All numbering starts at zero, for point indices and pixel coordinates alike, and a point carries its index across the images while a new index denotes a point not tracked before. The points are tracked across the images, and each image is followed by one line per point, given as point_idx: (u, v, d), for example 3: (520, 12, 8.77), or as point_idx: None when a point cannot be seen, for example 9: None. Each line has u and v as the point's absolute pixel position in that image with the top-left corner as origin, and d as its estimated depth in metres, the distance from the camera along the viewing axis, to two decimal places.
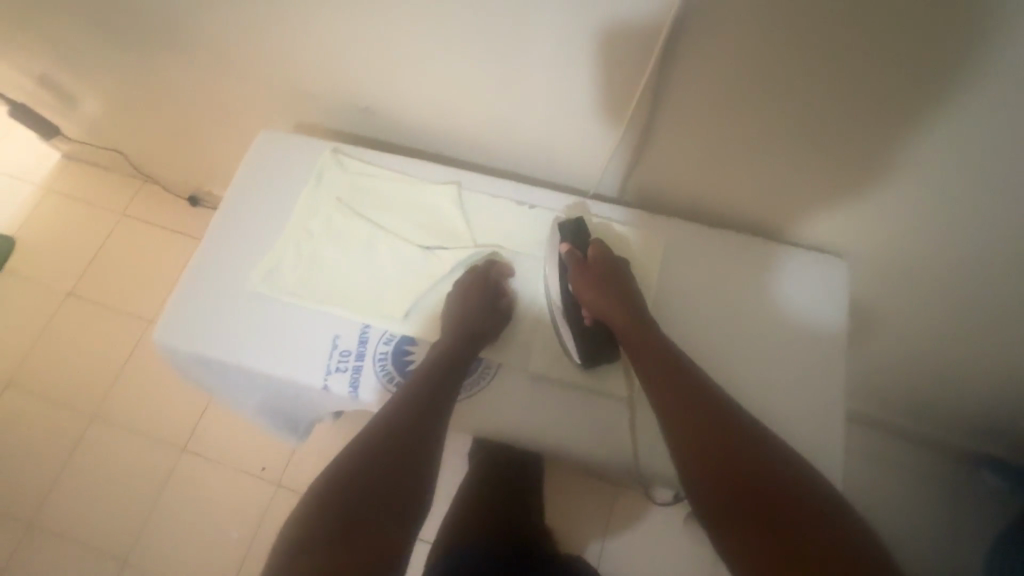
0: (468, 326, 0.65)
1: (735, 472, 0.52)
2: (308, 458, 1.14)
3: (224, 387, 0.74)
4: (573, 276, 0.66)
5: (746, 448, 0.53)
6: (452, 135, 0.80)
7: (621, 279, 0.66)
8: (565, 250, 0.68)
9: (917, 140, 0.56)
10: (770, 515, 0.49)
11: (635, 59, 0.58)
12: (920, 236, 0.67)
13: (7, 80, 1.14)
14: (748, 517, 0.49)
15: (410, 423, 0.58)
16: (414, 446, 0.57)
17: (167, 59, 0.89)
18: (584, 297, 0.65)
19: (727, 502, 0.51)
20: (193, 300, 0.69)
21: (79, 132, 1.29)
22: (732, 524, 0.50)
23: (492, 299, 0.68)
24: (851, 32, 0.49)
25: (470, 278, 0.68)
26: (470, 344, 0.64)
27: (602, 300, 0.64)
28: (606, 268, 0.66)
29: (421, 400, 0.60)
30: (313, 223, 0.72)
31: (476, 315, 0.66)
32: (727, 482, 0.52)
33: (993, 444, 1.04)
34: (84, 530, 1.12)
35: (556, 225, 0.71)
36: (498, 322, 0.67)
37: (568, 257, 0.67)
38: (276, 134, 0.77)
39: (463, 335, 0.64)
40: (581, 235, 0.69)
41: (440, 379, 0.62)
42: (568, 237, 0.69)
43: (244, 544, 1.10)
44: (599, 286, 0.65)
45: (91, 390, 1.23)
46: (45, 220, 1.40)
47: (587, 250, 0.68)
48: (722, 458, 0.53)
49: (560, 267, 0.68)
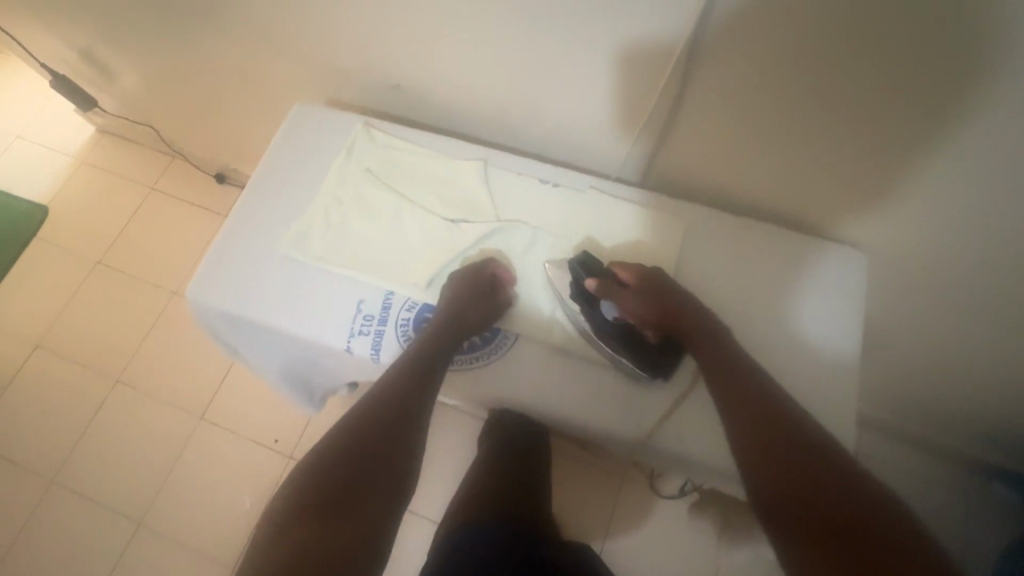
0: (458, 316, 0.65)
1: (777, 454, 0.51)
2: (322, 432, 1.17)
3: (249, 350, 0.77)
4: (621, 301, 0.64)
5: (791, 433, 0.52)
6: (478, 115, 0.82)
7: (664, 289, 0.64)
8: (594, 285, 0.65)
9: (949, 134, 0.55)
10: (810, 497, 0.47)
11: (664, 44, 0.58)
12: (945, 232, 0.66)
13: (50, 52, 1.18)
14: (789, 498, 0.48)
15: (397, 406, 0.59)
16: (400, 428, 0.58)
17: (204, 35, 0.92)
18: (639, 315, 0.63)
19: (770, 483, 0.50)
20: (225, 261, 0.71)
21: (115, 106, 1.33)
22: (775, 505, 0.49)
23: (483, 292, 0.67)
24: (883, 23, 0.48)
25: (464, 272, 0.68)
26: (459, 332, 0.65)
27: (658, 313, 0.63)
28: (649, 283, 0.64)
29: (409, 385, 0.60)
30: (342, 192, 0.74)
31: (464, 308, 0.65)
32: (770, 464, 0.51)
33: (1008, 455, 1.02)
34: (103, 489, 1.15)
35: (569, 268, 0.67)
36: (491, 315, 0.67)
37: (603, 289, 0.64)
38: (313, 107, 0.81)
39: (452, 324, 0.65)
40: (596, 267, 0.67)
41: (429, 366, 0.62)
42: (588, 272, 0.66)
43: (255, 512, 1.12)
44: (652, 301, 0.63)
45: (115, 356, 1.27)
46: (78, 190, 1.45)
47: (611, 276, 0.66)
48: (767, 440, 0.52)
49: (590, 302, 0.66)
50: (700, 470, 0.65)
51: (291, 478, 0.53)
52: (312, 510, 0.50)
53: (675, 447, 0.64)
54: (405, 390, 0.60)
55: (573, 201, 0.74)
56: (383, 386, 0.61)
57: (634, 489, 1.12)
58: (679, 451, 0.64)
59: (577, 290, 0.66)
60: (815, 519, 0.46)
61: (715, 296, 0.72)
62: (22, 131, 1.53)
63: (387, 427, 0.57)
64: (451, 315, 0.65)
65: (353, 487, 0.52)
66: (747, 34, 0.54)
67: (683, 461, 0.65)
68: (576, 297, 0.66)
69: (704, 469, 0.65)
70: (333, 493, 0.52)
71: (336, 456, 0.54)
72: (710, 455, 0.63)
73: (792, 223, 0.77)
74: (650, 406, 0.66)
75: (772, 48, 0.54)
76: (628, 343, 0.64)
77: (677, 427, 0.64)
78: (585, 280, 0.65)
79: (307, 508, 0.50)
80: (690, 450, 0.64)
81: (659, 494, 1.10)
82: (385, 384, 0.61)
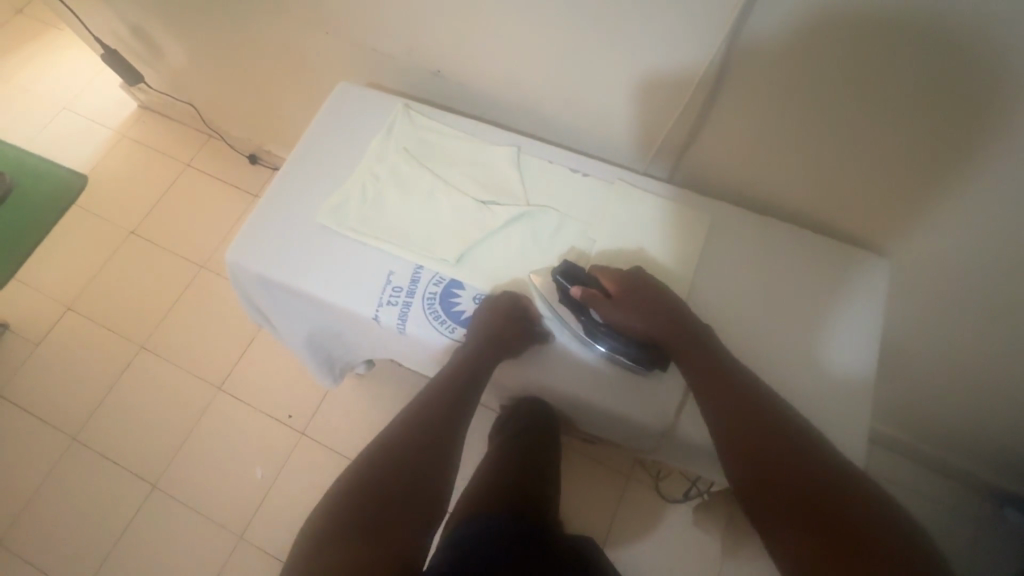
0: (495, 334, 0.67)
1: (771, 458, 0.52)
2: (335, 409, 1.19)
3: (279, 316, 0.79)
4: (606, 308, 0.64)
5: (782, 437, 0.53)
6: (513, 105, 0.84)
7: (651, 291, 0.65)
8: (580, 293, 0.65)
9: (977, 147, 0.56)
10: (802, 494, 0.48)
11: (701, 40, 0.60)
12: (968, 248, 0.66)
13: (106, 27, 1.24)
14: (786, 504, 0.48)
15: (437, 422, 0.61)
16: (444, 436, 0.60)
17: (253, 17, 0.96)
18: (626, 320, 0.64)
19: (767, 491, 0.50)
20: (264, 227, 0.74)
21: (160, 83, 1.38)
22: (773, 513, 0.49)
23: (519, 316, 0.68)
24: (916, 32, 0.50)
25: (497, 301, 0.69)
26: (497, 351, 0.66)
27: (642, 317, 0.63)
28: (632, 288, 0.65)
29: (449, 403, 0.63)
30: (380, 167, 0.77)
31: (502, 327, 0.67)
32: (764, 470, 0.51)
33: (1020, 482, 1.01)
34: (121, 451, 1.19)
35: (554, 279, 0.68)
36: (523, 336, 0.68)
37: (588, 297, 0.65)
38: (357, 87, 0.84)
39: (488, 341, 0.66)
40: (580, 274, 0.67)
41: (467, 385, 0.64)
42: (573, 282, 0.66)
43: (265, 484, 1.14)
44: (635, 306, 0.64)
45: (141, 322, 1.31)
46: (118, 162, 1.50)
47: (595, 284, 0.67)
48: (758, 444, 0.53)
49: (579, 309, 0.66)
50: (710, 458, 0.67)
51: (346, 479, 0.54)
52: (368, 518, 0.49)
53: (685, 436, 0.65)
54: (445, 408, 0.62)
55: (600, 189, 0.77)
56: (425, 405, 0.63)
57: (637, 489, 1.12)
58: (689, 439, 0.65)
59: (565, 300, 0.67)
60: (808, 521, 0.46)
61: (736, 292, 0.73)
62: (69, 103, 1.60)
63: (431, 440, 0.58)
64: (487, 333, 0.67)
65: (406, 488, 0.53)
66: (785, 31, 0.55)
67: (692, 449, 0.66)
68: (566, 306, 0.67)
69: (714, 459, 0.66)
70: (387, 500, 0.51)
71: (386, 460, 0.55)
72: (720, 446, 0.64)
73: (817, 227, 0.78)
74: (664, 395, 0.66)
75: (807, 49, 0.56)
76: (621, 344, 0.64)
77: (690, 419, 0.66)
78: (570, 289, 0.66)
79: (356, 510, 0.50)
80: (700, 439, 0.65)
81: (664, 499, 1.10)
82: (426, 405, 0.63)
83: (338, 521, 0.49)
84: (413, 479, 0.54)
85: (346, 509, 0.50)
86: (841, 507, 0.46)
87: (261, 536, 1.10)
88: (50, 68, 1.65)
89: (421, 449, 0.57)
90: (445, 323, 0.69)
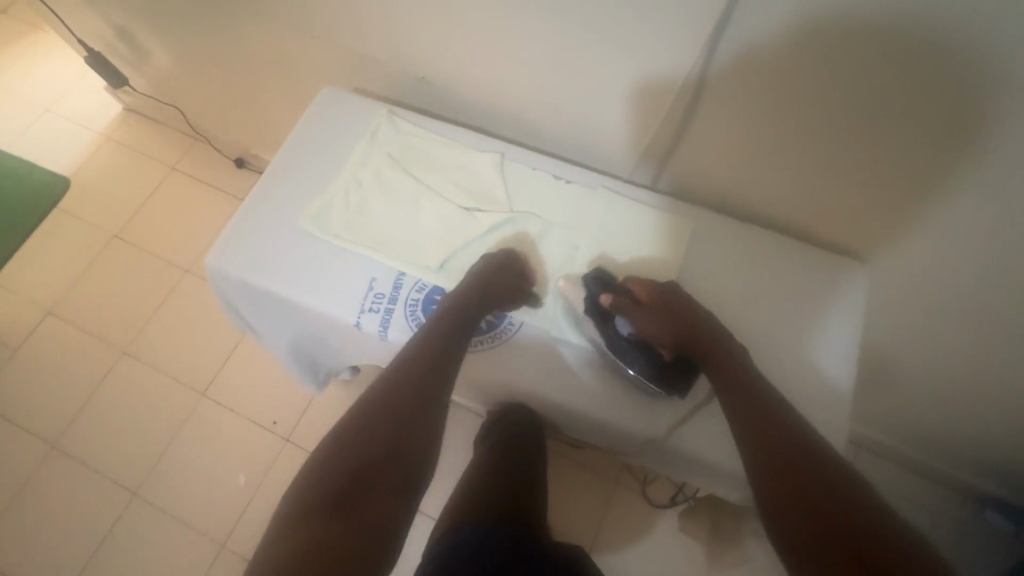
0: (488, 284, 0.68)
1: (776, 454, 0.52)
2: (321, 415, 1.19)
3: (261, 322, 0.79)
4: (634, 318, 0.65)
5: (785, 437, 0.53)
6: (498, 112, 0.85)
7: (682, 305, 0.65)
8: (609, 301, 0.66)
9: (949, 155, 0.57)
10: (821, 500, 0.47)
11: (682, 49, 0.61)
12: (943, 254, 0.68)
13: (91, 28, 1.23)
14: (789, 498, 0.49)
15: (425, 365, 0.60)
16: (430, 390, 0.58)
17: (238, 21, 0.95)
18: (653, 331, 0.65)
19: (770, 487, 0.51)
20: (245, 233, 0.73)
21: (145, 85, 1.37)
22: (777, 507, 0.50)
23: (507, 273, 0.69)
24: (887, 42, 0.51)
25: (491, 261, 0.70)
26: (484, 302, 0.67)
27: (669, 328, 0.64)
28: (662, 299, 0.66)
29: (436, 349, 0.62)
30: (363, 174, 0.76)
31: (491, 283, 0.68)
32: (769, 465, 0.52)
33: (997, 484, 1.02)
34: (101, 458, 1.17)
35: (583, 285, 0.69)
36: (512, 293, 0.69)
37: (617, 306, 0.66)
38: (343, 93, 0.84)
39: (477, 290, 0.67)
40: (611, 281, 0.68)
41: (457, 331, 0.64)
42: (603, 288, 0.68)
43: (249, 491, 1.13)
44: (661, 317, 0.65)
45: (124, 327, 1.29)
46: (102, 165, 1.48)
47: (626, 292, 0.67)
48: (762, 442, 0.54)
49: (605, 318, 0.67)
50: (696, 465, 0.67)
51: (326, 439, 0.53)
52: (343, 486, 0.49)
53: (672, 442, 0.66)
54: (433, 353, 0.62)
55: (583, 197, 0.77)
56: (411, 348, 0.62)
57: (625, 494, 1.12)
58: (675, 445, 0.66)
59: (592, 308, 0.67)
60: (827, 527, 0.45)
61: (720, 299, 0.74)
62: (52, 105, 1.58)
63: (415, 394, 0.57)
64: (477, 283, 0.68)
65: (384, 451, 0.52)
66: (761, 40, 0.56)
67: (679, 456, 0.67)
68: (592, 315, 0.67)
69: (700, 465, 0.66)
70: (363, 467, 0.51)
71: (367, 419, 0.54)
72: (707, 451, 0.65)
73: (798, 235, 0.79)
74: (649, 401, 0.67)
75: (783, 58, 0.57)
76: (643, 359, 0.65)
77: (680, 433, 0.66)
78: (598, 296, 0.67)
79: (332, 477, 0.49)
80: (687, 446, 0.65)
81: (651, 504, 1.11)
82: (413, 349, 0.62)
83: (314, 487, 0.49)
84: (400, 428, 0.54)
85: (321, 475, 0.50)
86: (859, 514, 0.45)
87: (245, 543, 1.09)
88: (31, 70, 1.63)
89: (410, 396, 0.57)
90: None
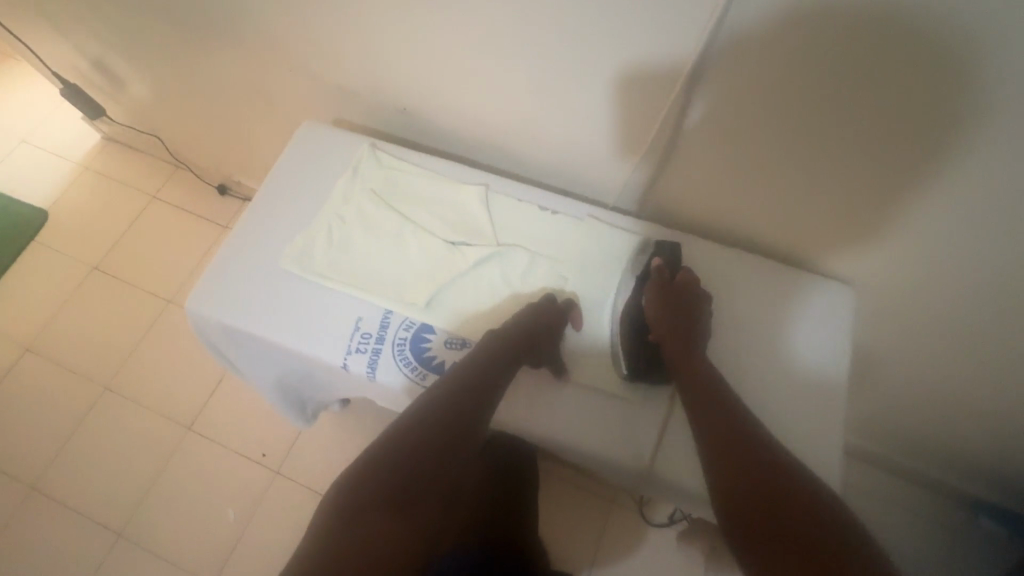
0: (534, 334, 0.67)
1: (729, 458, 0.54)
2: (312, 444, 1.16)
3: (244, 362, 0.77)
4: (652, 291, 0.69)
5: (739, 440, 0.55)
6: (483, 140, 0.85)
7: (695, 313, 0.67)
8: (654, 267, 0.70)
9: (928, 178, 0.58)
10: (777, 506, 0.49)
11: (663, 81, 0.62)
12: (924, 274, 0.69)
13: (66, 60, 1.21)
14: (739, 497, 0.51)
15: (475, 394, 0.60)
16: (472, 421, 0.59)
17: (217, 53, 0.94)
18: (653, 311, 0.68)
19: (723, 495, 0.52)
20: (228, 274, 0.73)
21: (123, 115, 1.35)
22: (729, 507, 0.51)
23: (556, 320, 0.69)
24: (865, 70, 0.52)
25: (545, 304, 0.70)
26: (533, 344, 0.66)
27: (663, 318, 0.67)
28: (687, 295, 0.68)
29: (484, 377, 0.62)
30: (347, 210, 0.76)
31: (539, 324, 0.67)
32: (722, 467, 0.54)
33: (990, 489, 1.03)
34: (83, 499, 1.13)
35: (649, 248, 0.73)
36: (551, 341, 0.67)
37: (655, 272, 0.70)
38: (323, 127, 0.83)
39: (529, 337, 0.66)
40: (673, 260, 0.72)
41: (505, 366, 0.64)
42: (659, 258, 0.71)
43: (239, 527, 1.10)
44: (666, 307, 0.67)
45: (106, 361, 1.26)
46: (81, 196, 1.46)
47: (676, 274, 0.70)
48: (719, 453, 0.55)
49: (643, 282, 0.71)
50: (690, 499, 0.66)
51: (367, 447, 0.55)
52: (378, 503, 0.50)
53: (665, 476, 0.65)
54: (481, 381, 0.62)
55: (572, 229, 0.77)
56: (459, 372, 0.62)
57: (623, 514, 1.09)
58: (670, 478, 0.65)
59: (641, 270, 0.72)
60: (782, 533, 0.47)
61: None
62: (27, 136, 1.55)
63: (458, 424, 0.58)
64: (527, 331, 0.66)
65: (421, 475, 0.53)
66: (741, 72, 0.57)
67: (672, 489, 0.66)
68: (638, 272, 0.72)
69: (694, 498, 0.66)
70: (401, 488, 0.52)
71: (412, 436, 0.55)
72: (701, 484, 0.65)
73: (783, 257, 0.80)
74: (644, 432, 0.67)
75: (763, 90, 0.58)
76: (630, 331, 0.69)
77: (673, 461, 0.66)
78: (651, 256, 0.72)
79: (370, 489, 0.51)
80: (682, 479, 0.65)
81: (649, 524, 1.09)
82: (461, 370, 0.63)
83: (348, 497, 0.50)
84: (440, 457, 0.55)
85: (358, 484, 0.51)
86: (811, 519, 0.47)
87: None
88: (5, 100, 1.60)
89: (453, 424, 0.57)
90: (415, 369, 0.68)
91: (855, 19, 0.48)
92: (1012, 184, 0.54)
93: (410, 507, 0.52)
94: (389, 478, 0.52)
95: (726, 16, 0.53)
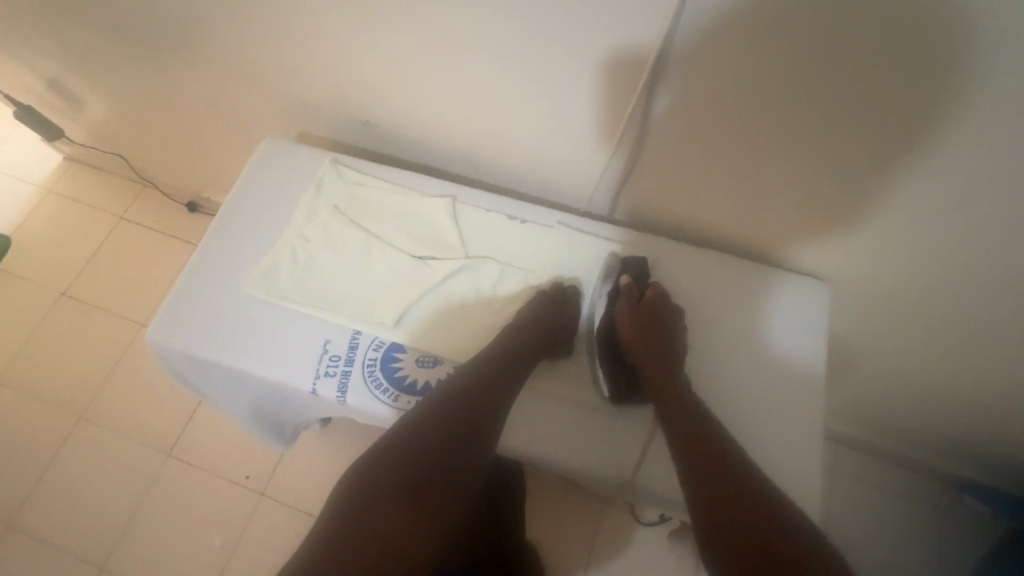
0: (546, 334, 0.67)
1: (715, 471, 0.54)
2: (297, 463, 1.14)
3: (213, 390, 0.76)
4: (623, 309, 0.69)
5: (721, 457, 0.56)
6: (449, 149, 0.83)
7: (669, 329, 0.67)
8: (624, 284, 0.70)
9: (893, 169, 0.58)
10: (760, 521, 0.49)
11: (626, 82, 0.61)
12: (894, 262, 0.69)
13: (19, 82, 1.17)
14: (715, 507, 0.52)
15: (481, 396, 0.60)
16: (482, 422, 0.58)
17: (174, 68, 0.92)
18: (628, 330, 0.68)
19: (708, 507, 0.52)
20: (189, 301, 0.70)
21: (84, 135, 1.31)
22: (699, 513, 0.52)
23: (558, 318, 0.68)
24: (823, 65, 0.51)
25: (540, 302, 0.70)
26: (542, 344, 0.67)
27: (638, 337, 0.67)
28: (657, 311, 0.68)
29: (494, 379, 0.62)
30: (309, 229, 0.74)
31: (547, 325, 0.68)
32: (705, 483, 0.54)
33: (972, 468, 1.04)
34: (62, 533, 1.10)
35: (621, 264, 0.73)
36: (557, 344, 0.69)
37: (625, 289, 0.69)
38: (284, 145, 0.81)
39: (541, 335, 0.67)
40: (640, 274, 0.72)
41: (512, 368, 0.64)
42: (626, 273, 0.71)
43: (225, 551, 1.08)
44: (641, 326, 0.67)
45: (79, 390, 1.23)
46: (45, 220, 1.41)
47: (645, 289, 0.70)
48: (704, 467, 0.55)
49: (613, 299, 0.71)
50: (672, 506, 0.65)
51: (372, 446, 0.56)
52: (378, 497, 0.51)
53: (646, 482, 0.65)
54: (488, 383, 0.61)
55: (541, 236, 0.76)
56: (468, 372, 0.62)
57: (614, 517, 1.08)
58: (651, 485, 0.65)
59: (611, 288, 0.71)
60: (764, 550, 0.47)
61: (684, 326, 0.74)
62: None
63: (465, 424, 0.57)
64: (534, 330, 0.67)
65: (425, 472, 0.53)
66: (703, 72, 0.56)
67: (654, 497, 0.65)
68: (608, 290, 0.71)
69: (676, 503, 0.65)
70: (404, 483, 0.52)
71: (415, 436, 0.55)
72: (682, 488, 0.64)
73: (756, 254, 0.80)
74: (624, 439, 0.67)
75: (725, 87, 0.57)
76: (608, 354, 0.69)
77: (655, 467, 0.65)
78: (619, 273, 0.71)
79: (371, 484, 0.52)
80: (664, 485, 0.64)
81: (639, 523, 1.07)
82: (471, 371, 0.63)
83: (347, 494, 0.51)
84: (445, 455, 0.55)
85: (358, 482, 0.52)
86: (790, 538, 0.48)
87: None
88: None
89: (460, 425, 0.57)
90: (387, 390, 0.66)
91: (813, 10, 0.47)
92: (980, 167, 0.54)
93: (416, 501, 0.51)
94: (390, 475, 0.52)
95: (683, 13, 0.52)
